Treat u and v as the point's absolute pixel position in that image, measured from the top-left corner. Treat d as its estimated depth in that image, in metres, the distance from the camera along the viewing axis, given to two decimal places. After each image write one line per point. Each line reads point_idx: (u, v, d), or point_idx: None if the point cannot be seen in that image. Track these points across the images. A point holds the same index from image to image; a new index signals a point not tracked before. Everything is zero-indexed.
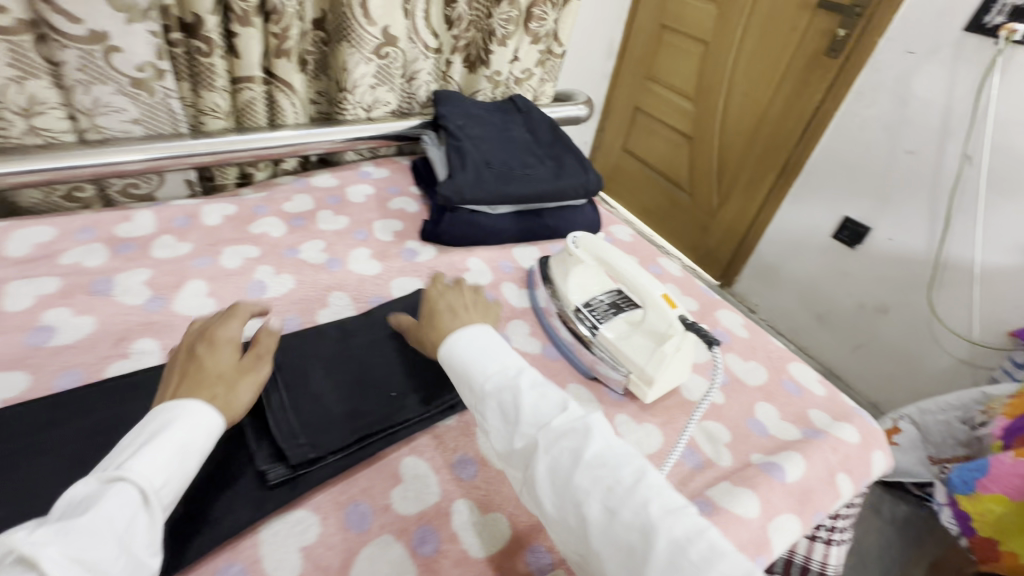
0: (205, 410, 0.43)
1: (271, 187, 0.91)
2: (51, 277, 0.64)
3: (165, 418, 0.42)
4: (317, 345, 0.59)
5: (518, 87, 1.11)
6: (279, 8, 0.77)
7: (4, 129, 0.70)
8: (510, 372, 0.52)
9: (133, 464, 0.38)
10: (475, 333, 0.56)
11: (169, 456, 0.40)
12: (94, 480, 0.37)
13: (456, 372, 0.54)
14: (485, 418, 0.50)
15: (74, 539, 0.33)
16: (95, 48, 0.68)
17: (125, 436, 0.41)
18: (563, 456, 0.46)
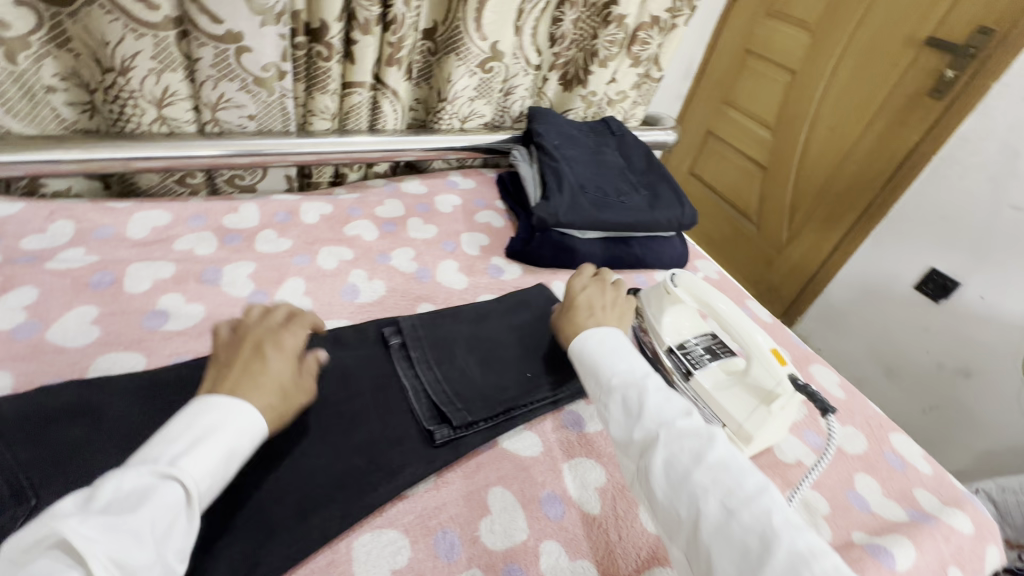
0: (255, 417, 0.44)
1: (364, 190, 0.93)
2: (167, 262, 0.67)
3: (217, 415, 0.42)
4: (457, 326, 0.67)
5: (611, 108, 1.09)
6: (398, 18, 0.78)
7: (138, 116, 0.74)
8: (638, 372, 0.54)
9: (183, 464, 0.38)
10: (609, 333, 0.59)
11: (217, 459, 0.40)
12: (147, 471, 0.37)
13: (584, 362, 0.57)
14: (608, 411, 0.52)
15: (123, 539, 0.34)
16: (229, 48, 0.71)
17: (176, 420, 0.41)
18: (685, 455, 0.47)
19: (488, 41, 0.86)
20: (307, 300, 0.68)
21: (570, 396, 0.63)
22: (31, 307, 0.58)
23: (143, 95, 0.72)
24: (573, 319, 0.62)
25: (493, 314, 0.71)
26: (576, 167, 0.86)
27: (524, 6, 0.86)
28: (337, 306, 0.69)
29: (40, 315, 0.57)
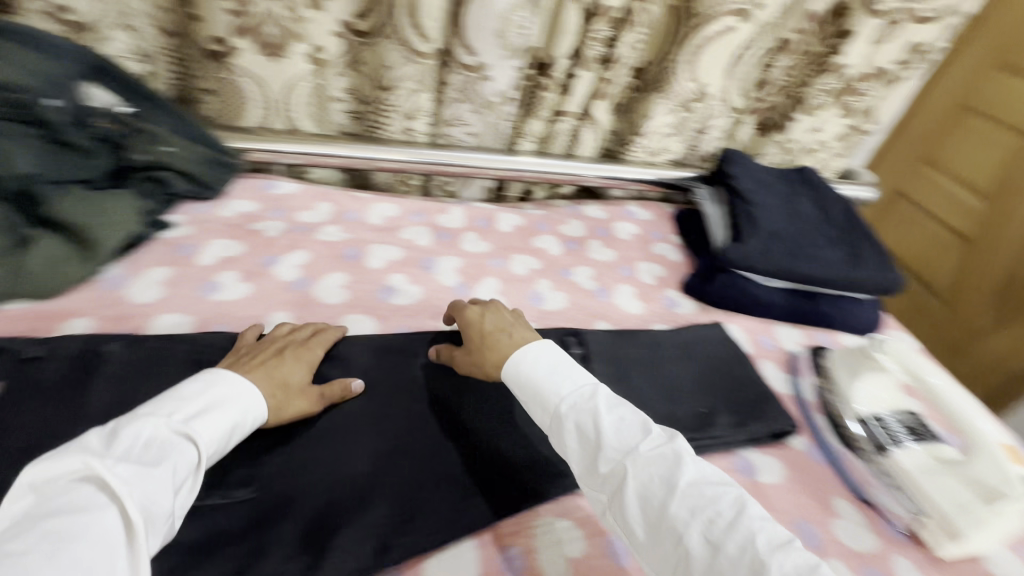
0: (251, 397, 0.51)
1: (548, 207, 1.01)
2: (396, 247, 0.80)
3: (221, 390, 0.49)
4: (635, 349, 0.71)
5: (807, 157, 1.05)
6: (618, 57, 0.85)
7: (391, 125, 0.89)
8: (587, 391, 0.53)
9: (195, 424, 0.45)
10: (540, 350, 0.57)
11: (225, 425, 0.47)
12: (163, 425, 0.43)
13: (528, 391, 0.54)
14: (566, 446, 0.50)
15: (150, 477, 0.39)
16: (475, 76, 0.83)
17: (185, 390, 0.48)
18: (655, 482, 0.45)
19: (696, 83, 0.89)
20: (500, 299, 0.76)
21: (745, 440, 0.62)
22: (305, 266, 0.73)
23: (398, 109, 0.87)
24: (495, 347, 0.59)
25: (671, 344, 0.73)
26: (768, 213, 0.84)
27: (740, 52, 0.87)
28: (524, 309, 0.76)
29: (310, 274, 0.73)
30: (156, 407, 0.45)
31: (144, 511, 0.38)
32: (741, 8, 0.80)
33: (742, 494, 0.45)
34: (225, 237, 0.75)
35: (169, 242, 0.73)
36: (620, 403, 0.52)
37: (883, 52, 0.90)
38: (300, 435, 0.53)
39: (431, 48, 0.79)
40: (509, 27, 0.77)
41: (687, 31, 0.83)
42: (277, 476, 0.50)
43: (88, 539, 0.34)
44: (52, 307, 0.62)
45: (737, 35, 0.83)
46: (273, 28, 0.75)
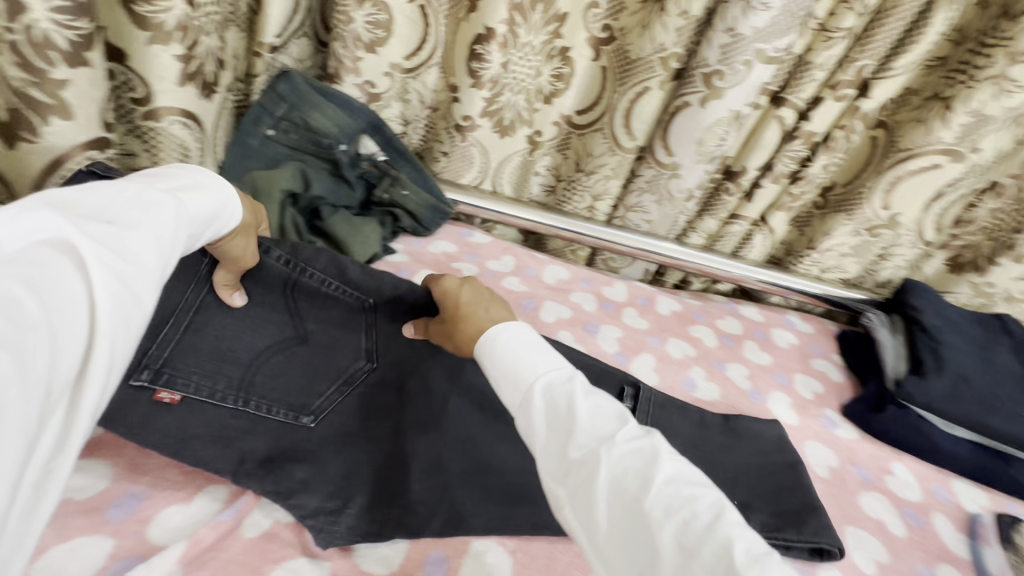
0: (224, 185, 0.52)
1: (704, 299, 1.04)
2: (566, 307, 0.89)
3: (202, 179, 0.50)
4: (685, 421, 0.69)
5: (1007, 305, 0.96)
6: (808, 175, 0.89)
7: (578, 202, 1.02)
8: (564, 374, 0.54)
9: (182, 194, 0.47)
10: (519, 329, 0.59)
11: (205, 210, 0.48)
12: (136, 196, 0.43)
13: (502, 369, 0.56)
14: (534, 426, 0.51)
15: (131, 228, 0.39)
16: (666, 173, 0.92)
17: (153, 177, 0.48)
18: (631, 476, 0.46)
19: (887, 211, 0.90)
20: (655, 376, 0.81)
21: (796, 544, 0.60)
22: None
23: (589, 190, 1.00)
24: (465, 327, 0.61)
25: (716, 432, 0.69)
26: (959, 354, 0.79)
27: (944, 189, 0.86)
28: (676, 392, 0.79)
29: None
30: (137, 180, 0.46)
31: (118, 265, 0.37)
32: (952, 148, 0.80)
33: (719, 498, 0.45)
34: (432, 270, 0.91)
35: (391, 265, 0.90)
36: (596, 392, 0.54)
37: None
38: (360, 386, 0.65)
39: (634, 145, 0.92)
40: (710, 138, 0.86)
41: (889, 162, 0.85)
42: (334, 415, 0.62)
43: (51, 288, 0.33)
44: None
45: (942, 173, 0.83)
46: (509, 114, 0.93)
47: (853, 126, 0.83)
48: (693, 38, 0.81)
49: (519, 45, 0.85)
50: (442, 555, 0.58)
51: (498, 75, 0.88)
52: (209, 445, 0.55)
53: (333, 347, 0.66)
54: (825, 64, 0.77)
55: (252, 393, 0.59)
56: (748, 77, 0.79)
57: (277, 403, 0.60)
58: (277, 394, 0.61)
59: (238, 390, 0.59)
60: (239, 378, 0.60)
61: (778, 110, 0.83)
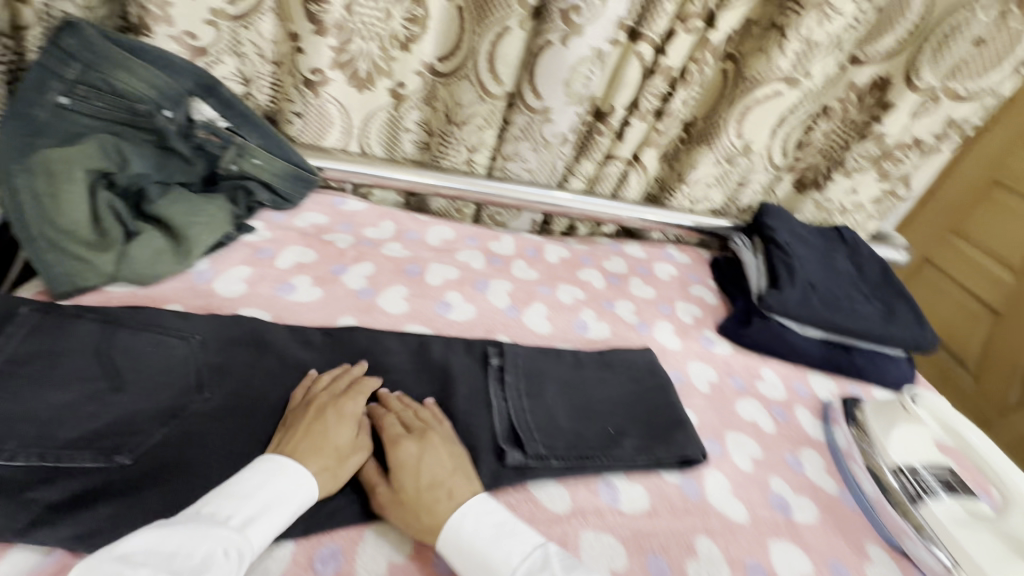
0: (310, 489, 0.52)
1: (591, 243, 1.06)
2: (453, 268, 0.85)
3: (277, 486, 0.50)
4: (557, 366, 0.71)
5: (844, 217, 1.09)
6: (671, 111, 0.92)
7: (455, 156, 0.97)
8: (537, 559, 0.50)
9: (249, 532, 0.46)
10: (477, 506, 0.53)
11: (274, 527, 0.48)
12: (219, 536, 0.44)
13: (471, 564, 0.50)
14: None
15: None
16: (538, 118, 0.90)
17: (239, 484, 0.49)
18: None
19: (742, 139, 0.95)
20: (547, 324, 0.81)
21: (665, 462, 0.63)
22: (370, 278, 0.79)
23: (464, 143, 0.95)
24: (433, 501, 0.53)
25: (591, 371, 0.71)
26: (806, 264, 0.88)
27: (786, 114, 0.93)
28: (570, 336, 0.80)
29: (374, 284, 0.78)
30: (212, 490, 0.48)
31: None
32: (789, 76, 0.86)
33: None
34: (300, 245, 0.82)
35: (249, 245, 0.79)
36: (570, 559, 0.51)
37: (923, 124, 0.94)
38: (193, 413, 0.55)
39: (503, 91, 0.88)
40: (575, 78, 0.84)
41: (739, 92, 0.90)
42: (162, 448, 0.52)
43: None
44: (150, 293, 0.68)
45: (783, 100, 0.89)
46: (364, 63, 0.85)
47: (704, 59, 0.86)
48: None
49: None
50: (334, 549, 0.53)
51: (343, 19, 0.79)
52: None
53: (159, 379, 0.56)
54: None
55: (51, 444, 0.49)
56: (604, 11, 0.78)
57: (81, 447, 0.49)
58: (86, 439, 0.50)
59: (33, 444, 0.49)
60: (38, 434, 0.49)
61: (636, 46, 0.83)
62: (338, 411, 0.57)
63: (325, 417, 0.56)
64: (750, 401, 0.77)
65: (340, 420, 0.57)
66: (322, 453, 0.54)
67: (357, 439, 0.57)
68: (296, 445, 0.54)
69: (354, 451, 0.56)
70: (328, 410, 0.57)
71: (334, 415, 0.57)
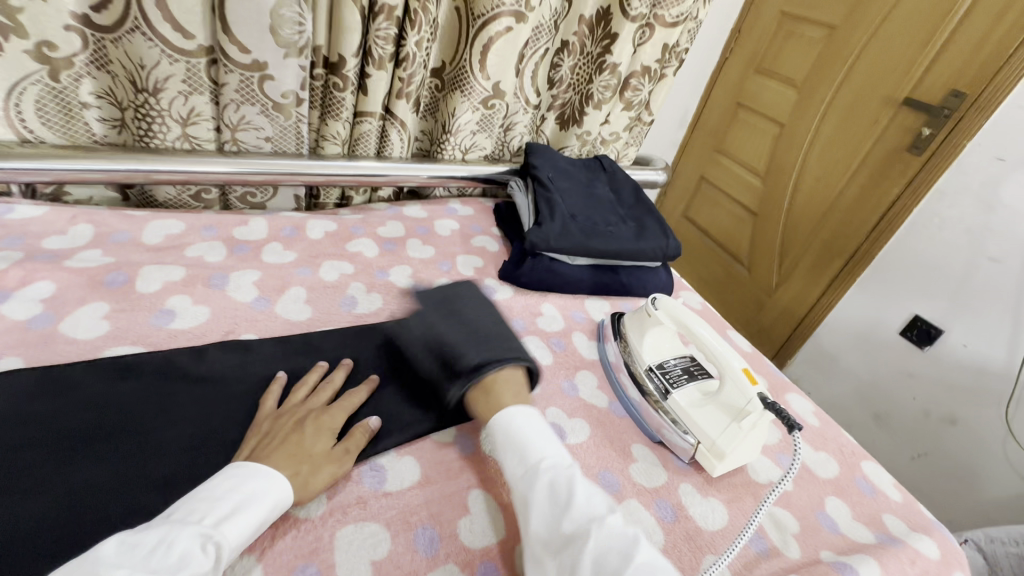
0: (285, 488, 0.47)
1: (366, 211, 0.98)
2: (178, 267, 0.71)
3: (250, 485, 0.46)
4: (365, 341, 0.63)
5: (605, 148, 1.16)
6: (409, 56, 0.85)
7: (163, 133, 0.80)
8: (565, 460, 0.54)
9: (225, 528, 0.42)
10: (535, 412, 0.59)
11: (253, 526, 0.44)
12: (192, 537, 0.40)
13: (510, 441, 0.55)
14: (531, 496, 0.51)
15: None
16: (254, 75, 0.77)
17: (215, 487, 0.45)
18: (613, 555, 0.46)
19: (491, 81, 0.93)
20: (307, 309, 0.72)
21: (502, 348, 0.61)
22: (48, 301, 0.61)
23: (169, 114, 0.78)
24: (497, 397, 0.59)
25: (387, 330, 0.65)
26: (566, 197, 0.91)
27: (525, 51, 0.93)
28: (335, 315, 0.72)
29: (55, 308, 0.61)
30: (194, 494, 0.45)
31: None
32: (514, 9, 0.85)
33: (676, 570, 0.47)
34: None
35: None
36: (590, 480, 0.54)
37: (646, 53, 1.02)
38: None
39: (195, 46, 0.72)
40: (281, 23, 0.73)
41: (473, 30, 0.87)
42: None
43: None
44: None
45: (518, 37, 0.89)
46: None
47: None
48: None
49: None
50: None
51: None
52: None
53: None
54: None
55: None
56: None
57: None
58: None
59: None
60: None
61: None
62: (317, 424, 0.54)
63: (303, 428, 0.53)
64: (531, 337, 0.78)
65: (317, 431, 0.54)
66: (296, 461, 0.50)
67: (335, 449, 0.53)
68: (268, 455, 0.50)
69: (330, 460, 0.52)
70: (307, 422, 0.54)
71: (313, 425, 0.54)
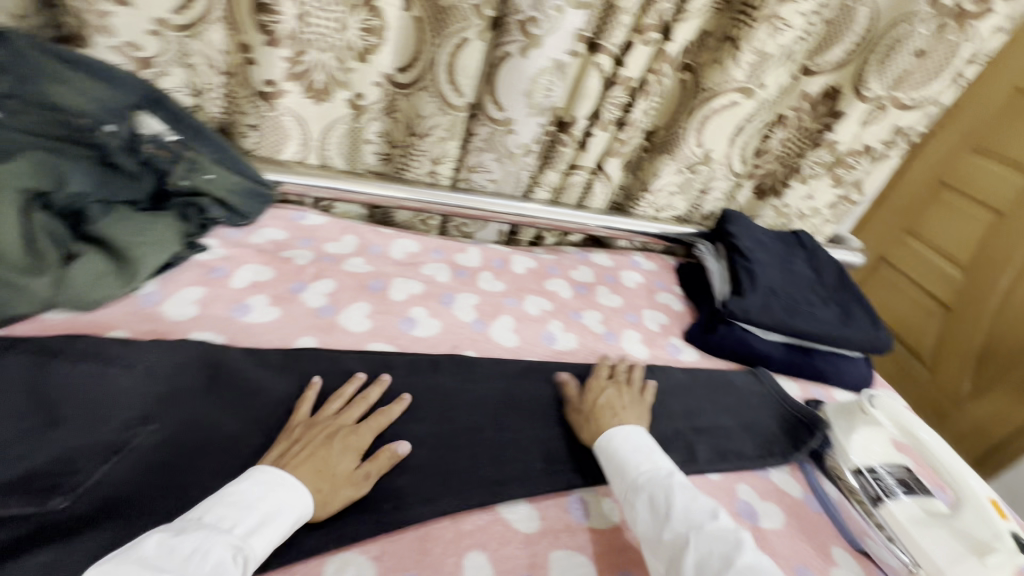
0: (306, 503, 0.50)
1: (558, 253, 1.06)
2: (418, 282, 0.83)
3: (275, 498, 0.49)
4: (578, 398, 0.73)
5: (801, 222, 1.12)
6: (631, 120, 0.92)
7: (417, 168, 0.95)
8: (666, 473, 0.58)
9: (254, 540, 0.45)
10: (631, 433, 0.63)
11: (275, 538, 0.46)
12: (221, 546, 0.43)
13: (610, 467, 0.61)
14: (635, 511, 0.55)
15: None
16: (500, 129, 0.89)
17: (236, 494, 0.48)
18: (715, 557, 0.50)
19: (702, 148, 0.97)
20: (515, 337, 0.80)
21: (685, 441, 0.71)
22: (331, 295, 0.77)
23: (427, 154, 0.93)
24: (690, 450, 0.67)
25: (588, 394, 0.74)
26: (766, 270, 0.90)
27: (744, 123, 0.94)
28: (538, 348, 0.79)
29: (336, 302, 0.76)
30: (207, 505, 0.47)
31: None
32: (744, 86, 0.88)
33: None
34: (257, 263, 0.78)
35: (202, 265, 0.75)
36: (691, 486, 0.58)
37: (870, 132, 0.98)
38: (139, 446, 0.52)
39: (463, 102, 0.86)
40: (536, 89, 0.84)
41: (696, 102, 0.91)
42: (102, 488, 0.48)
43: None
44: (92, 318, 0.64)
45: (739, 110, 0.91)
46: (320, 75, 0.82)
47: (663, 70, 0.86)
48: None
49: None
50: None
51: (296, 30, 0.76)
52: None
53: (100, 408, 0.52)
54: (628, 7, 0.77)
55: None
56: (561, 23, 0.77)
57: (9, 491, 0.45)
58: (15, 480, 0.46)
59: None
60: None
61: (594, 57, 0.83)
62: (344, 441, 0.57)
63: (330, 443, 0.56)
64: (717, 404, 0.78)
65: (344, 448, 0.56)
66: (320, 478, 0.52)
67: (356, 471, 0.55)
68: (296, 465, 0.52)
69: (349, 481, 0.54)
70: (336, 438, 0.56)
71: (340, 443, 0.56)
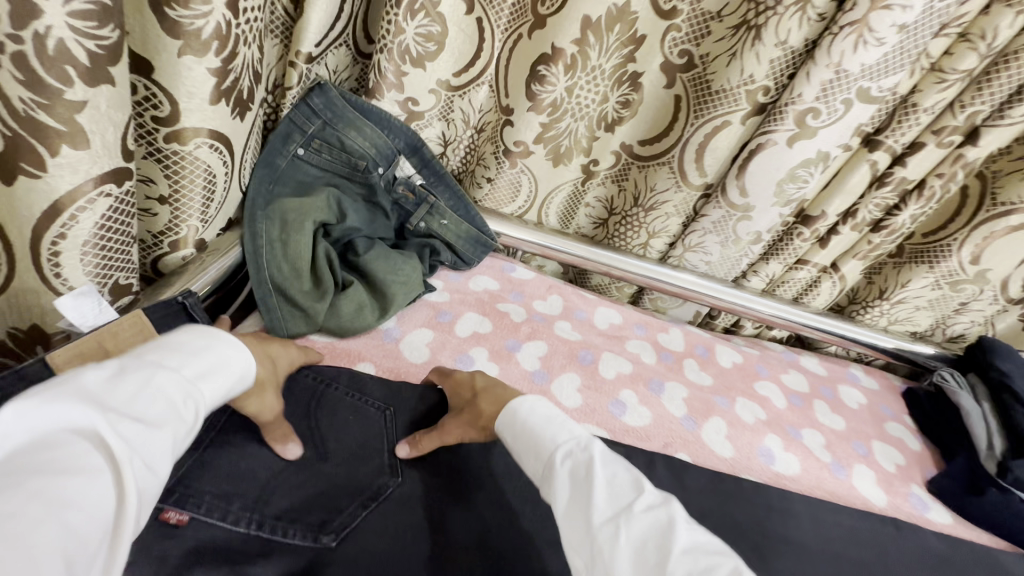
0: (247, 361, 0.49)
1: (762, 347, 0.96)
2: (627, 361, 0.79)
3: (224, 346, 0.48)
4: (807, 543, 0.64)
5: None
6: (893, 224, 0.81)
7: (631, 238, 0.93)
8: (584, 442, 0.56)
9: (204, 385, 0.44)
10: (536, 401, 0.61)
11: (227, 389, 0.47)
12: (176, 387, 0.42)
13: (522, 441, 0.58)
14: (553, 491, 0.53)
15: (149, 447, 0.38)
16: (734, 214, 0.84)
17: (172, 341, 0.46)
18: (648, 542, 0.48)
19: (976, 265, 0.82)
20: (730, 447, 0.72)
21: None
22: (543, 359, 0.76)
23: (646, 228, 0.91)
24: None
25: (819, 542, 0.65)
26: None
27: None
28: (755, 466, 0.71)
29: (548, 369, 0.74)
30: (140, 352, 0.43)
31: (139, 455, 0.37)
32: None
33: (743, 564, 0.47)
34: (476, 312, 0.80)
35: (431, 305, 0.79)
36: (614, 459, 0.56)
37: None
38: (390, 497, 0.56)
39: (702, 183, 0.83)
40: (791, 180, 0.77)
41: (985, 215, 0.78)
42: (360, 534, 0.52)
43: (79, 511, 0.33)
44: (346, 346, 0.70)
45: None
46: (567, 141, 0.84)
47: (952, 175, 0.74)
48: (787, 70, 0.70)
49: (587, 67, 0.76)
50: None
51: (560, 99, 0.79)
52: (208, 569, 0.44)
53: (360, 449, 0.59)
54: (931, 107, 0.69)
55: (267, 513, 0.50)
56: (845, 116, 0.70)
57: (291, 520, 0.50)
58: (296, 511, 0.52)
59: (253, 510, 0.50)
60: (254, 498, 0.51)
61: (871, 153, 0.74)
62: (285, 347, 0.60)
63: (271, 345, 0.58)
64: None
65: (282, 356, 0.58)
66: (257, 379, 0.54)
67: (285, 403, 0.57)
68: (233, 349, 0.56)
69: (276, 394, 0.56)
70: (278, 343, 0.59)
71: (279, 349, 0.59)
